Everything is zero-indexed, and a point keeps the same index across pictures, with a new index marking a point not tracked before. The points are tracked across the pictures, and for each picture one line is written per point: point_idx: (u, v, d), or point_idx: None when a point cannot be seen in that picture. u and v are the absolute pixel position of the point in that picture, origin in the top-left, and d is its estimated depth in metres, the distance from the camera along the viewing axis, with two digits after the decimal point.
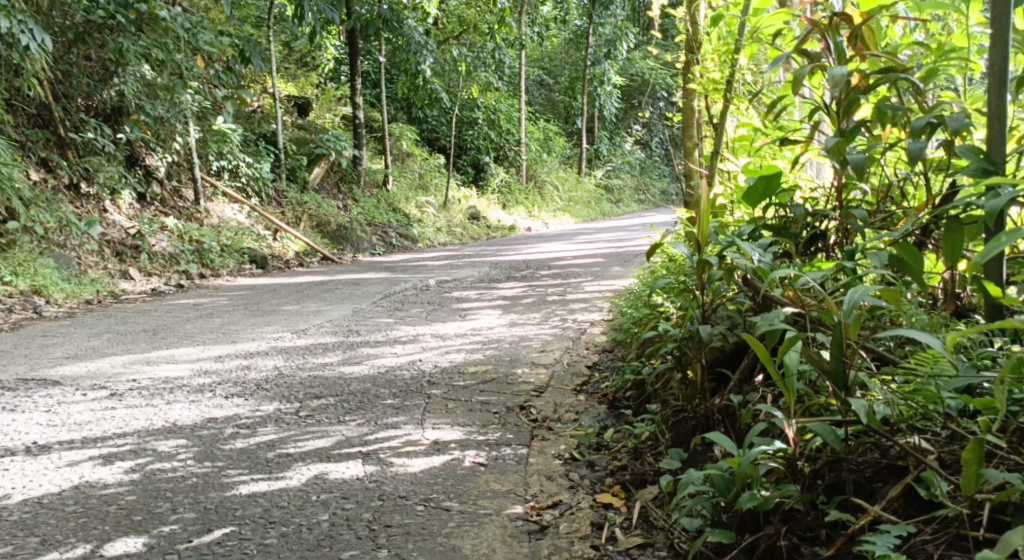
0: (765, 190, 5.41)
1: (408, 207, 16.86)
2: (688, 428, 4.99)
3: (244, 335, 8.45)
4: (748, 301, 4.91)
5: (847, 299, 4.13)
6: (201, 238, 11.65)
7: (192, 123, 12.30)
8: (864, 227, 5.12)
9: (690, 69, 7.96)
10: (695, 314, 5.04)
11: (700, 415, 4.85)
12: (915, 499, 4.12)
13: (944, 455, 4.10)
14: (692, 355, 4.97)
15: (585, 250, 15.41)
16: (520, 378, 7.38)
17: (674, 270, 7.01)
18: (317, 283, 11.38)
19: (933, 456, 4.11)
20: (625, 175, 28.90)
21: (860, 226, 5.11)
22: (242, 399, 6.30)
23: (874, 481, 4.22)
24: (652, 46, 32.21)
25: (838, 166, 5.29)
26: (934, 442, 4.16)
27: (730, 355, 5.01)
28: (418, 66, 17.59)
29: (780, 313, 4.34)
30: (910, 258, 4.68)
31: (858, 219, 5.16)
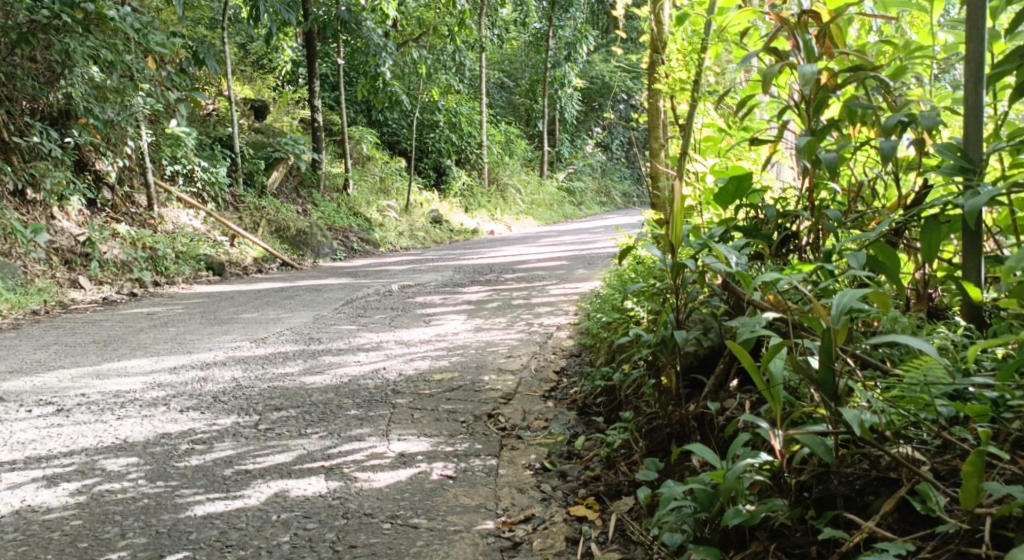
0: (736, 191, 5.24)
1: (369, 211, 16.65)
2: (662, 436, 4.85)
3: (201, 345, 8.22)
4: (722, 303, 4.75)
5: (836, 304, 3.99)
6: (155, 244, 11.39)
7: (144, 126, 12.03)
8: (837, 227, 4.97)
9: (656, 69, 7.83)
10: (669, 318, 4.85)
11: (676, 422, 4.70)
12: (910, 514, 4.00)
13: (938, 466, 4.00)
14: (666, 361, 4.81)
15: (549, 253, 15.27)
16: (487, 385, 7.22)
17: (644, 274, 6.85)
18: (276, 290, 11.16)
19: (927, 467, 4.01)
20: (587, 177, 28.81)
21: (834, 227, 4.95)
22: (198, 414, 6.09)
23: (865, 494, 4.11)
24: (613, 47, 32.17)
25: (810, 165, 5.13)
26: (926, 453, 4.06)
27: (705, 360, 4.87)
28: (376, 68, 17.38)
29: (763, 317, 4.20)
30: (887, 258, 4.58)
31: (832, 220, 5.01)
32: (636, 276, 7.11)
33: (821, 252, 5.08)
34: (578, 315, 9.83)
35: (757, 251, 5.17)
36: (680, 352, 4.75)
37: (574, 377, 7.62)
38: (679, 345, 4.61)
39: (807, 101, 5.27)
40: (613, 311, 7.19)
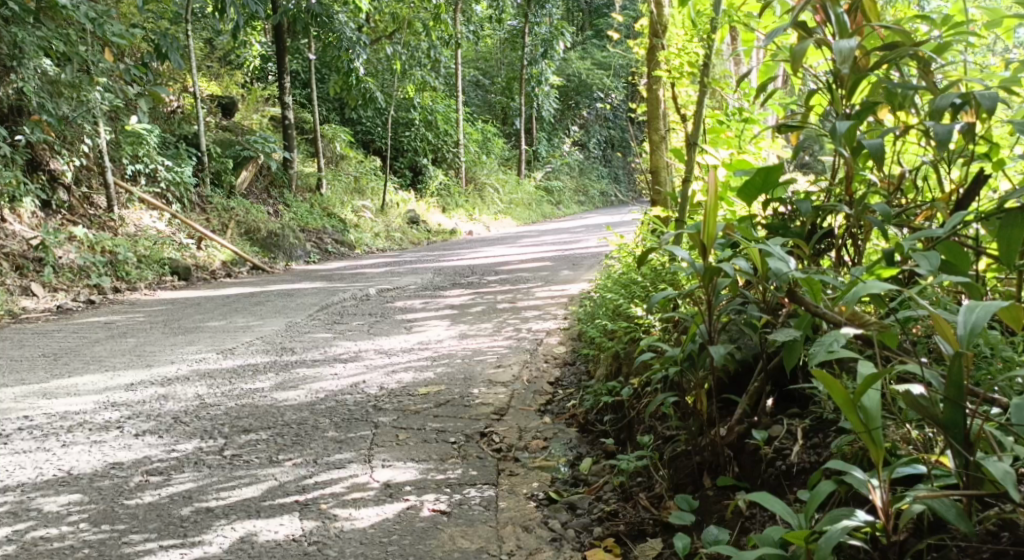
0: (763, 185, 4.53)
1: (344, 211, 15.96)
2: (691, 466, 4.36)
3: (162, 357, 7.55)
4: (762, 314, 4.15)
5: (965, 324, 3.54)
6: (115, 248, 10.70)
7: (103, 123, 11.31)
8: (886, 224, 4.29)
9: (656, 55, 7.16)
10: (698, 330, 4.22)
11: (705, 451, 4.29)
12: None
13: None
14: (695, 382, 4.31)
15: (531, 253, 14.66)
16: (477, 399, 6.61)
17: (653, 278, 6.23)
18: (246, 295, 10.47)
19: None
20: (565, 176, 28.18)
21: (880, 223, 4.30)
22: (155, 439, 5.44)
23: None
24: (591, 45, 31.54)
25: (849, 154, 4.44)
26: None
27: (734, 377, 4.42)
28: (349, 64, 16.68)
29: (842, 336, 3.68)
30: (956, 257, 4.07)
31: (878, 215, 4.33)
32: (641, 279, 6.51)
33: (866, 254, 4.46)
34: (569, 319, 9.21)
35: (791, 251, 4.54)
36: (711, 370, 4.24)
37: (572, 389, 7.00)
38: (716, 364, 4.09)
39: (841, 80, 4.64)
40: (615, 316, 6.58)
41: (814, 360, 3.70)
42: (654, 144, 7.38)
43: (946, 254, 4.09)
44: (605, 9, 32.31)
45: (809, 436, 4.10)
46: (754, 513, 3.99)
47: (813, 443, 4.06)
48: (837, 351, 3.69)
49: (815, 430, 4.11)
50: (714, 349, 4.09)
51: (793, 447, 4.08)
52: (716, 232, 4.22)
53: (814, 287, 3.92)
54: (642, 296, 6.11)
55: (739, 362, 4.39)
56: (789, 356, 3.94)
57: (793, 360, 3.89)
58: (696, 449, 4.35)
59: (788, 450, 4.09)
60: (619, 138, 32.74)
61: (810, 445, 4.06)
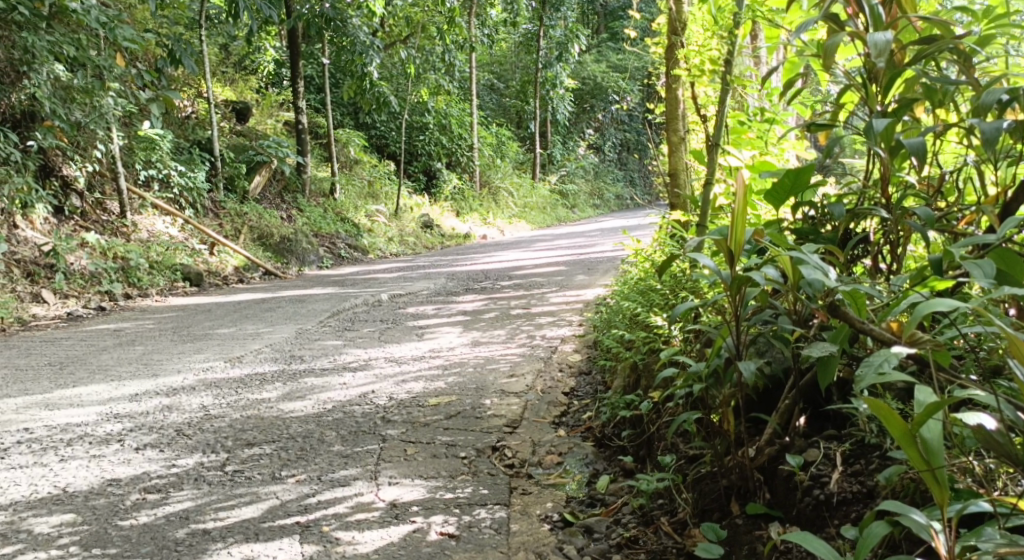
0: (794, 187, 4.35)
1: (358, 216, 15.78)
2: (718, 490, 4.21)
3: (169, 366, 7.36)
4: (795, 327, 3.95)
5: None
6: (127, 254, 10.52)
7: (116, 129, 11.11)
8: (927, 228, 4.12)
9: (676, 53, 6.96)
10: (727, 344, 4.04)
11: (734, 476, 4.14)
12: None
13: None
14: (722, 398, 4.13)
15: (545, 258, 14.48)
16: (489, 410, 6.40)
17: (672, 285, 5.96)
18: (257, 301, 10.29)
19: None
20: (580, 180, 27.95)
21: (921, 226, 4.12)
22: (156, 453, 5.25)
23: None
24: (606, 47, 31.27)
25: (887, 153, 4.27)
26: None
27: (763, 395, 4.26)
28: (363, 68, 16.48)
29: (892, 356, 3.59)
30: (1009, 266, 3.86)
31: (919, 218, 4.15)
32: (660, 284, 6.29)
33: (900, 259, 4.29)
34: (584, 326, 9.00)
35: (821, 256, 4.36)
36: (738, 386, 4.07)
37: (587, 399, 6.81)
38: (746, 380, 3.92)
39: (876, 75, 4.49)
40: (633, 326, 6.34)
41: (863, 382, 3.59)
42: (673, 145, 7.18)
43: (1000, 262, 3.86)
44: (621, 11, 32.05)
45: (847, 460, 3.96)
46: (790, 546, 3.86)
47: (853, 468, 3.93)
48: (887, 373, 3.60)
49: (854, 454, 3.97)
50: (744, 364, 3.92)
51: (831, 473, 3.94)
52: (744, 238, 4.01)
53: (857, 298, 3.76)
54: (663, 304, 5.84)
55: (768, 378, 4.23)
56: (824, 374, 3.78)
57: (828, 377, 3.74)
58: (723, 472, 4.19)
59: (826, 476, 3.94)
60: (633, 140, 32.48)
61: (850, 471, 3.92)
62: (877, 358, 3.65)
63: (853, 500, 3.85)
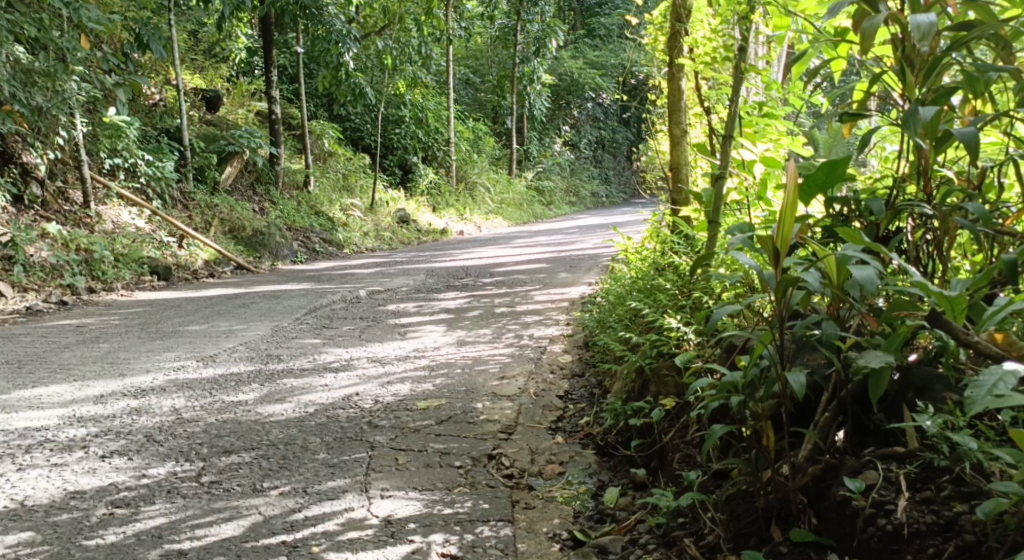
0: (828, 184, 3.98)
1: (332, 210, 15.33)
2: (754, 513, 4.04)
3: (136, 365, 6.93)
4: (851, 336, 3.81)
5: None
6: (90, 245, 10.05)
7: (79, 115, 10.70)
8: (981, 225, 3.81)
9: (679, 42, 6.62)
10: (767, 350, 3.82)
11: (775, 496, 3.97)
12: None
13: None
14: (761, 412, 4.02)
15: (527, 255, 14.11)
16: (481, 414, 6.03)
17: (682, 286, 5.60)
18: (229, 297, 9.84)
19: None
20: (556, 177, 27.54)
21: (973, 225, 3.82)
22: (124, 461, 4.86)
23: None
24: (582, 42, 30.85)
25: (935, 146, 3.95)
26: None
27: (802, 407, 4.11)
28: (338, 59, 15.99)
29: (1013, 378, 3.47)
30: None
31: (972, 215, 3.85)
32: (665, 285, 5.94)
33: (944, 257, 4.03)
34: (572, 325, 8.64)
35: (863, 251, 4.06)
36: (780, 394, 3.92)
37: (583, 403, 6.45)
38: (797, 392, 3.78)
39: (913, 60, 4.16)
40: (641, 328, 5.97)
41: (977, 405, 3.45)
42: (674, 138, 6.81)
43: None
44: (597, 7, 31.64)
45: (913, 485, 3.80)
46: None
47: (923, 495, 3.77)
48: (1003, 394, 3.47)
49: (920, 478, 3.82)
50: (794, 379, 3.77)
51: (896, 500, 3.78)
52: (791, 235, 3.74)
53: (954, 305, 3.65)
54: (669, 306, 5.47)
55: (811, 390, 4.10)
56: (876, 387, 3.74)
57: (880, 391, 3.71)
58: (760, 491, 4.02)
59: (891, 501, 3.78)
60: (608, 137, 32.12)
61: (919, 498, 3.76)
62: (987, 378, 3.52)
63: (925, 531, 3.70)
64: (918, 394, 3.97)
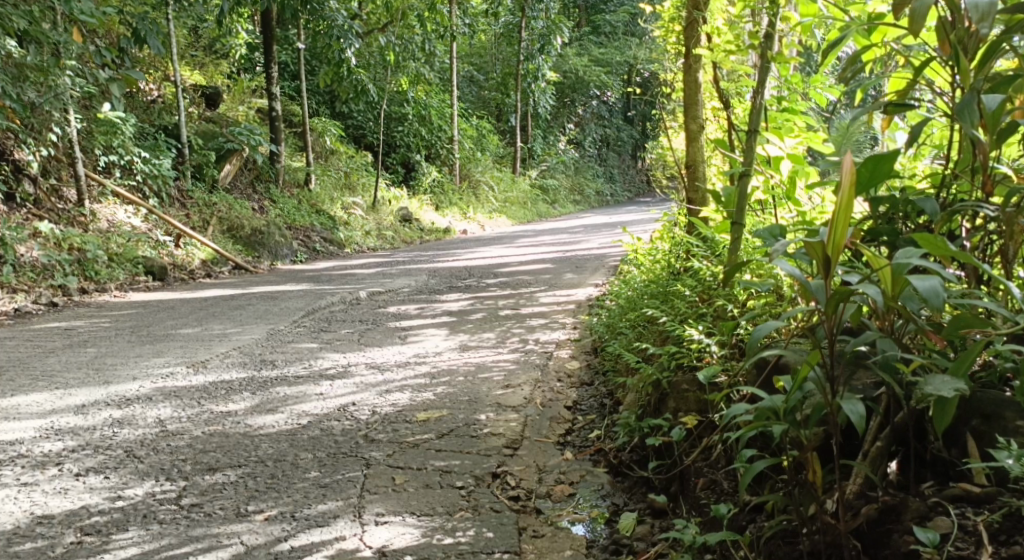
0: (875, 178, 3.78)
1: (334, 208, 14.97)
2: (798, 555, 3.73)
3: (123, 372, 6.57)
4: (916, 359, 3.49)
5: None
6: (84, 244, 9.69)
7: (73, 111, 10.31)
8: None
9: (696, 31, 6.30)
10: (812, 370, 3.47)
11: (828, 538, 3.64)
12: None
13: None
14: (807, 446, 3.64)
15: (532, 255, 13.76)
16: (486, 427, 5.67)
17: (702, 291, 5.27)
18: (226, 298, 9.47)
19: None
20: (561, 175, 27.14)
21: None
22: (100, 479, 4.60)
23: None
24: (588, 38, 30.37)
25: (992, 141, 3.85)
26: None
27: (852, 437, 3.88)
28: (341, 54, 15.57)
29: None
30: None
31: None
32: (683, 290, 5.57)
33: (1009, 263, 3.80)
34: (580, 329, 8.27)
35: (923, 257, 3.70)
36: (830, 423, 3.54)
37: (593, 415, 6.10)
38: (856, 423, 3.43)
39: (969, 48, 3.95)
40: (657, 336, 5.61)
41: None
42: (689, 134, 6.44)
43: None
44: (602, 4, 31.17)
45: (996, 538, 3.50)
46: None
47: (1010, 550, 3.45)
48: None
49: (1004, 529, 3.51)
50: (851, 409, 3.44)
51: (977, 555, 3.47)
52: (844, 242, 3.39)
53: None
54: (688, 313, 5.08)
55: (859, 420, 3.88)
56: (942, 415, 3.45)
57: (946, 421, 3.42)
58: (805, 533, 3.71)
59: (970, 555, 3.47)
60: (613, 136, 31.72)
61: (1006, 553, 3.45)
62: None
63: None
64: (985, 421, 3.74)
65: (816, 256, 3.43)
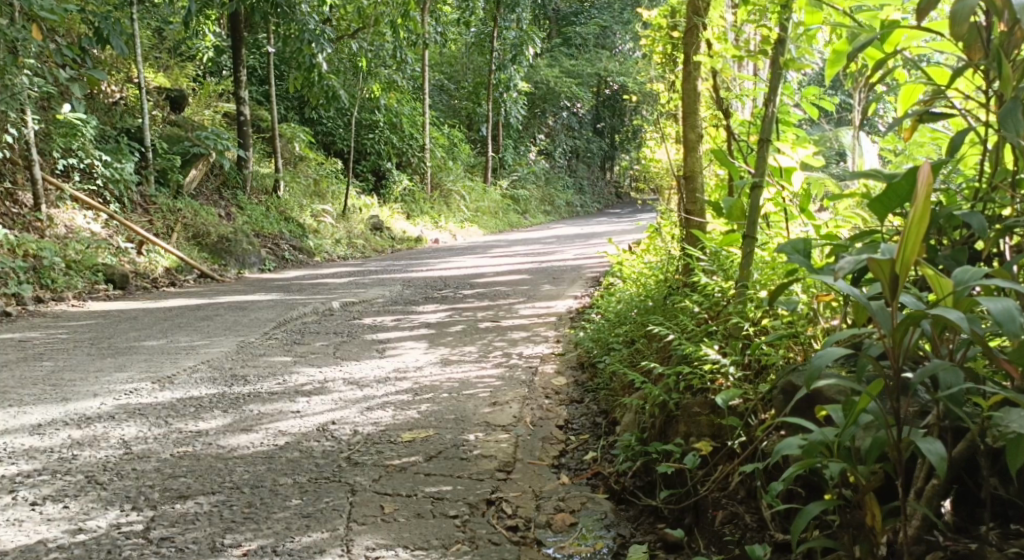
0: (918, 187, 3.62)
1: (303, 215, 14.55)
2: None
3: (84, 388, 6.17)
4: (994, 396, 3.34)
5: None
6: (40, 250, 9.26)
7: (30, 112, 9.88)
8: None
9: (694, 35, 5.99)
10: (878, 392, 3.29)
11: None
12: None
13: None
14: (866, 485, 3.47)
15: (509, 265, 13.42)
16: (475, 448, 5.33)
17: (712, 308, 4.96)
18: (192, 308, 9.07)
19: None
20: (531, 185, 26.83)
21: None
22: (63, 509, 4.33)
23: None
24: (559, 47, 30.07)
25: None
26: None
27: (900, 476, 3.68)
28: (310, 59, 15.14)
29: None
30: None
31: None
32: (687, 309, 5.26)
33: None
34: (564, 342, 7.93)
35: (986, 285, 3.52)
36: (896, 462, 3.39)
37: (586, 435, 5.78)
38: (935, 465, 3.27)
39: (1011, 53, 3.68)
40: (665, 351, 5.29)
41: None
42: (687, 144, 6.10)
43: None
44: (573, 15, 30.79)
45: None
46: None
47: None
48: None
49: None
50: (931, 447, 3.29)
51: None
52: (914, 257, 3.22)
53: None
54: (697, 331, 4.79)
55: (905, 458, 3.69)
56: (1015, 455, 3.33)
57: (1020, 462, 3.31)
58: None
59: None
60: (583, 147, 31.42)
61: None
62: None
63: None
64: None
65: (882, 275, 3.26)
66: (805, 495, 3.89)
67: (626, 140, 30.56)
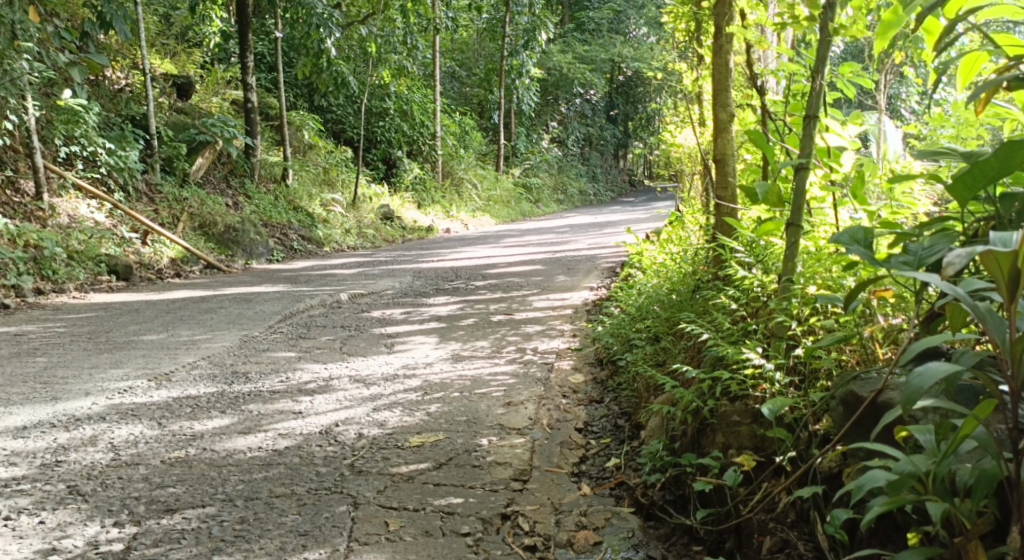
0: (999, 170, 3.31)
1: (312, 205, 14.16)
2: None
3: (76, 386, 5.79)
4: None
5: None
6: (41, 241, 8.89)
7: (30, 97, 9.47)
8: None
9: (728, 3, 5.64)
10: (993, 407, 3.13)
11: None
12: None
13: None
14: (972, 529, 3.23)
15: (521, 255, 13.02)
16: (489, 454, 4.93)
17: (751, 302, 4.65)
18: (195, 301, 8.68)
19: None
20: (544, 174, 26.38)
21: None
22: (46, 521, 4.06)
23: None
24: (573, 34, 29.55)
25: None
26: None
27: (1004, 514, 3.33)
28: (320, 45, 14.67)
29: None
30: None
31: None
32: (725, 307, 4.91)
33: None
34: (580, 337, 7.52)
35: None
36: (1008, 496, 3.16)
37: (607, 439, 5.38)
38: None
39: None
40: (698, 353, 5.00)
41: None
42: (718, 124, 5.77)
43: None
44: (586, 1, 30.24)
45: None
46: None
47: None
48: None
49: None
50: None
51: None
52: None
53: None
54: (734, 331, 4.47)
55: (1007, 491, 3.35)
56: None
57: None
58: None
59: None
60: (596, 135, 30.93)
61: None
62: None
63: None
64: None
65: (1000, 273, 3.11)
66: (876, 528, 3.59)
67: (639, 129, 30.07)
